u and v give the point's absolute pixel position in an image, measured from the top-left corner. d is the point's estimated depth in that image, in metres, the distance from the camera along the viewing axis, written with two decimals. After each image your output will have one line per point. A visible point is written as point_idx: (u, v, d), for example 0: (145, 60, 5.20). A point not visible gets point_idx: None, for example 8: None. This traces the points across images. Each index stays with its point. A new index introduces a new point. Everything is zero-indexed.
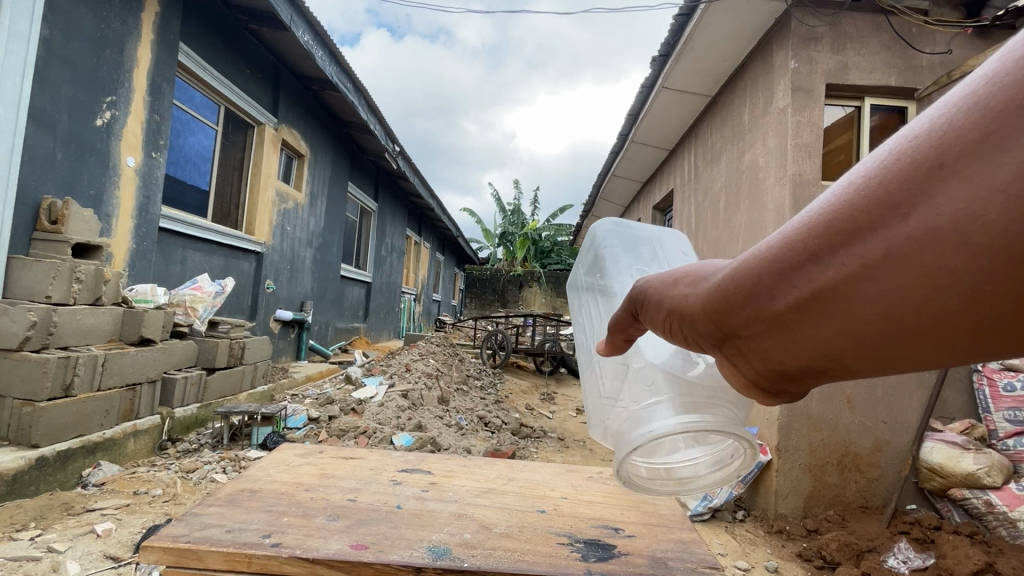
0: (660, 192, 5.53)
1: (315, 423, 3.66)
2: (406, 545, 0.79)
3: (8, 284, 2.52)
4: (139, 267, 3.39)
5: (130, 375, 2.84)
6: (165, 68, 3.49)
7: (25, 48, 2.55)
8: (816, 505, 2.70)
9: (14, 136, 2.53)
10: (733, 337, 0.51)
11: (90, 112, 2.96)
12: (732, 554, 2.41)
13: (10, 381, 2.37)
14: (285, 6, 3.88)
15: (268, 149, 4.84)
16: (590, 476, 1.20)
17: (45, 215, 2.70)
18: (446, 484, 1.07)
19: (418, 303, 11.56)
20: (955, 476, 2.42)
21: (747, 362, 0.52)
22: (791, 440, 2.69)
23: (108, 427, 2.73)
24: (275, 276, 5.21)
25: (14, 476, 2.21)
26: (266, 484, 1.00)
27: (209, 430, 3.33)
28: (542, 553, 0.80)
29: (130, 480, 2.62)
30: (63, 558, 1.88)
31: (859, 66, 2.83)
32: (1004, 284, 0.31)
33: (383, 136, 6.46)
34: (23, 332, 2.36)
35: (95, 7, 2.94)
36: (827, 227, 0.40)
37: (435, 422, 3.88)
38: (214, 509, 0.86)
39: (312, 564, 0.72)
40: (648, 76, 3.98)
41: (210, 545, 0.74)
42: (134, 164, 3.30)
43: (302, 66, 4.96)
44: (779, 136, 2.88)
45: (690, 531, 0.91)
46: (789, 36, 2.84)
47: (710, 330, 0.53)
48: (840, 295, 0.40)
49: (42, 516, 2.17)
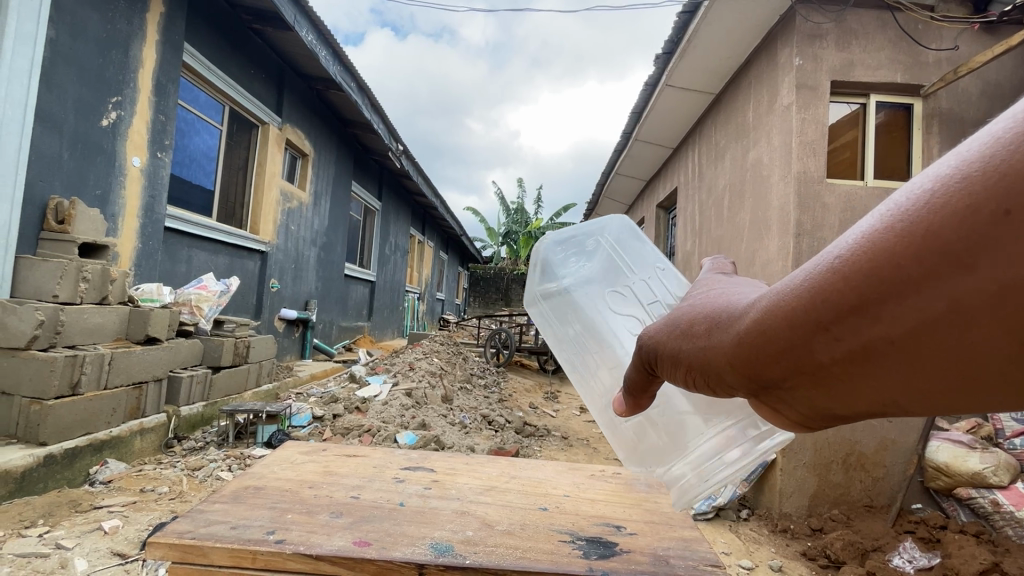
0: (664, 191, 5.52)
1: (320, 422, 3.68)
2: (409, 542, 0.80)
3: (16, 283, 2.54)
4: (144, 267, 3.41)
5: (136, 373, 2.86)
6: (170, 69, 3.51)
7: (31, 49, 2.57)
8: (820, 504, 2.69)
9: (21, 137, 2.55)
10: (774, 387, 0.49)
11: (96, 113, 2.98)
12: (736, 553, 2.40)
13: (18, 379, 2.39)
14: (288, 6, 3.88)
15: (272, 149, 4.86)
16: (592, 475, 1.20)
17: (52, 215, 2.72)
18: (449, 482, 1.07)
19: (422, 302, 11.58)
20: (961, 476, 2.43)
21: (789, 408, 0.50)
22: (795, 439, 2.68)
23: (115, 425, 2.75)
24: (280, 276, 5.23)
25: (22, 474, 2.23)
26: (270, 481, 1.00)
27: (215, 428, 3.36)
28: (545, 550, 0.80)
29: (137, 478, 2.64)
30: (70, 555, 1.90)
31: (864, 63, 2.81)
32: None
33: (386, 136, 6.48)
34: (31, 331, 2.38)
35: (101, 8, 2.95)
36: (859, 289, 0.38)
37: (438, 421, 3.89)
38: (219, 506, 0.87)
39: (316, 560, 0.73)
40: (652, 75, 3.97)
41: (215, 541, 0.75)
42: (139, 164, 3.32)
43: (306, 65, 4.98)
44: (784, 134, 2.87)
45: (692, 530, 0.91)
46: (794, 34, 2.82)
47: (745, 380, 0.51)
48: (885, 351, 0.38)
49: (50, 513, 2.19)
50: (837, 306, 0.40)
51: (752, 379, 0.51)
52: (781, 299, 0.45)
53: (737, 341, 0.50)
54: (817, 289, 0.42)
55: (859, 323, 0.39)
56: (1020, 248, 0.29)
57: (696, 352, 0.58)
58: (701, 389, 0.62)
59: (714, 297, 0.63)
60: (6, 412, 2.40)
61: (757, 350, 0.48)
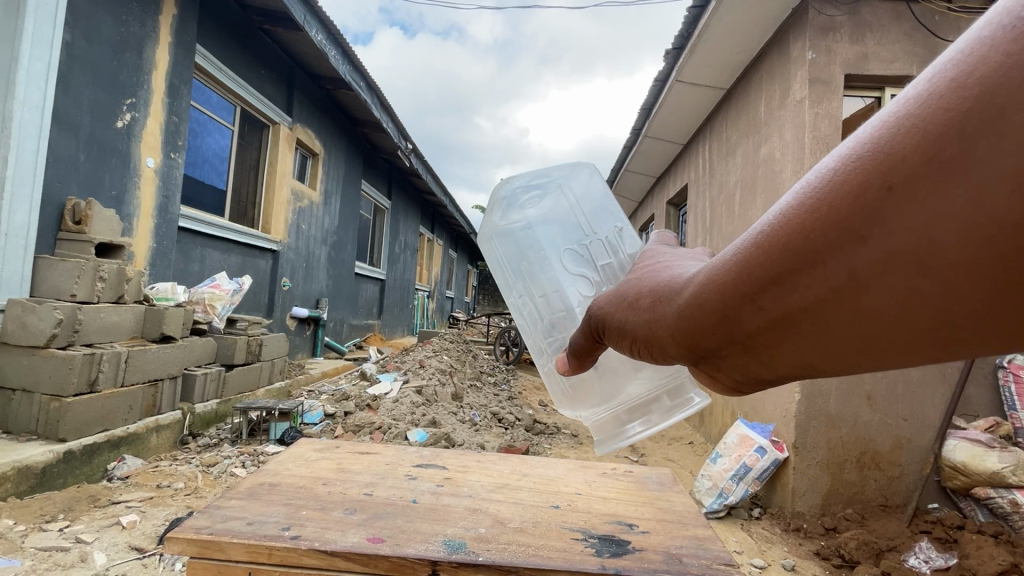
0: (674, 187, 5.48)
1: (331, 419, 3.71)
2: (422, 539, 0.80)
3: (36, 283, 2.60)
4: (159, 266, 3.46)
5: (152, 371, 2.91)
6: (183, 70, 3.55)
7: (49, 53, 2.61)
8: (834, 503, 2.66)
9: (39, 139, 2.60)
10: (709, 356, 0.54)
11: (111, 114, 3.03)
12: (748, 552, 2.39)
13: (38, 377, 2.44)
14: (298, 6, 3.91)
15: (283, 148, 4.90)
16: (604, 473, 1.20)
17: (69, 215, 2.77)
18: (461, 480, 1.08)
19: (432, 301, 11.62)
20: (980, 475, 2.38)
21: (725, 375, 0.55)
22: (808, 437, 2.65)
23: (132, 422, 2.80)
24: (291, 274, 5.28)
25: (42, 469, 2.28)
26: (285, 477, 1.02)
27: (229, 425, 3.41)
28: (557, 548, 0.81)
29: (153, 474, 2.68)
30: (90, 548, 1.95)
31: (879, 55, 2.77)
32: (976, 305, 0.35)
33: (396, 134, 6.50)
34: (50, 330, 2.42)
35: (115, 10, 3.00)
36: (789, 254, 0.43)
37: (448, 418, 3.91)
38: (235, 502, 0.88)
39: (331, 555, 0.74)
40: (661, 70, 3.94)
41: (232, 537, 0.76)
42: (154, 165, 3.37)
43: (316, 65, 5.01)
44: (796, 129, 2.83)
45: (705, 529, 0.90)
46: (807, 27, 2.78)
47: (686, 350, 0.55)
48: (806, 316, 0.43)
49: (70, 508, 2.23)
50: (767, 272, 0.44)
51: (692, 351, 0.55)
52: (717, 269, 0.49)
53: (678, 314, 0.54)
54: (751, 256, 0.46)
55: (780, 292, 0.44)
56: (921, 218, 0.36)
57: (642, 324, 0.62)
58: (643, 357, 0.67)
59: (655, 273, 0.68)
60: (27, 409, 2.45)
61: (695, 321, 0.52)
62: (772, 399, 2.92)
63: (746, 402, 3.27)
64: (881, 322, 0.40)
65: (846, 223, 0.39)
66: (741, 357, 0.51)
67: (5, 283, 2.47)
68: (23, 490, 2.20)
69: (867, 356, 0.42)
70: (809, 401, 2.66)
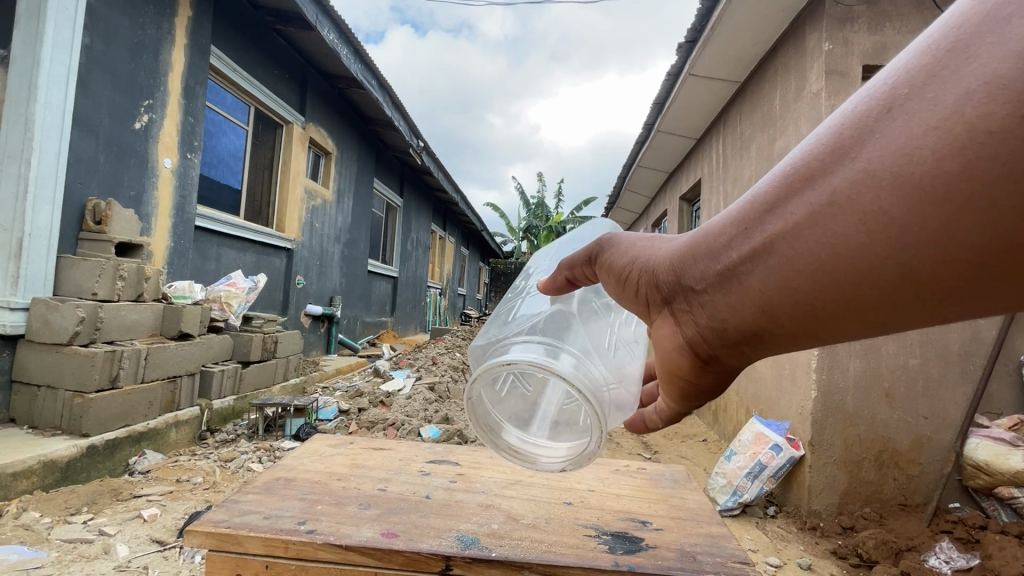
0: (687, 182, 5.42)
1: (346, 415, 3.76)
2: (435, 534, 0.81)
3: (59, 282, 2.66)
4: (176, 265, 3.52)
5: (171, 368, 2.97)
6: (198, 72, 3.60)
7: (69, 56, 2.67)
8: (852, 502, 2.61)
9: (61, 140, 2.65)
10: (698, 290, 0.62)
11: (129, 116, 3.09)
12: (763, 550, 2.36)
13: (61, 373, 2.50)
14: (310, 6, 3.94)
15: (296, 147, 4.95)
16: (617, 470, 1.19)
17: (90, 216, 2.83)
18: (474, 476, 1.08)
19: (444, 298, 11.66)
20: (1003, 475, 2.34)
21: (699, 317, 0.63)
22: (825, 434, 2.61)
23: (152, 417, 2.86)
24: (305, 272, 5.34)
25: (66, 464, 2.34)
26: (300, 473, 1.03)
27: (246, 421, 3.47)
28: (570, 544, 0.80)
29: (173, 468, 2.74)
30: (112, 541, 2.00)
31: (898, 46, 2.70)
32: (925, 224, 0.43)
33: (407, 132, 6.52)
34: (72, 327, 2.48)
35: (132, 13, 3.05)
36: (786, 187, 0.52)
37: (461, 415, 3.93)
38: (252, 496, 0.90)
39: (345, 550, 0.75)
40: (674, 64, 3.90)
41: (249, 530, 0.77)
42: (171, 165, 3.43)
43: (328, 64, 5.04)
44: (813, 121, 2.78)
45: (720, 526, 0.89)
46: (823, 18, 2.73)
47: (681, 284, 0.64)
48: (784, 241, 0.52)
49: (93, 501, 2.29)
50: (767, 204, 0.54)
51: (686, 285, 0.64)
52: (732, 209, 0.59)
53: (689, 250, 0.64)
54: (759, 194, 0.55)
55: (772, 219, 0.53)
56: (893, 153, 0.44)
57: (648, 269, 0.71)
58: (639, 307, 0.75)
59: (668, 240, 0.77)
60: (51, 405, 2.51)
61: (703, 252, 0.61)
62: (787, 396, 2.87)
63: (761, 399, 3.23)
64: (847, 242, 0.47)
65: (833, 158, 0.48)
66: (725, 292, 0.59)
67: (30, 282, 2.54)
68: (48, 483, 2.26)
69: (829, 288, 0.49)
70: (825, 399, 2.61)
